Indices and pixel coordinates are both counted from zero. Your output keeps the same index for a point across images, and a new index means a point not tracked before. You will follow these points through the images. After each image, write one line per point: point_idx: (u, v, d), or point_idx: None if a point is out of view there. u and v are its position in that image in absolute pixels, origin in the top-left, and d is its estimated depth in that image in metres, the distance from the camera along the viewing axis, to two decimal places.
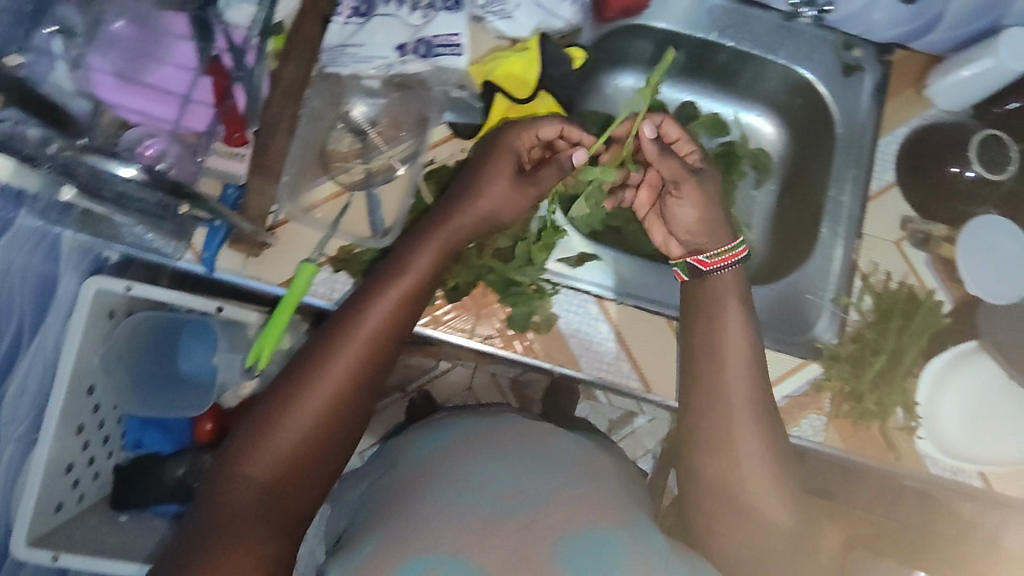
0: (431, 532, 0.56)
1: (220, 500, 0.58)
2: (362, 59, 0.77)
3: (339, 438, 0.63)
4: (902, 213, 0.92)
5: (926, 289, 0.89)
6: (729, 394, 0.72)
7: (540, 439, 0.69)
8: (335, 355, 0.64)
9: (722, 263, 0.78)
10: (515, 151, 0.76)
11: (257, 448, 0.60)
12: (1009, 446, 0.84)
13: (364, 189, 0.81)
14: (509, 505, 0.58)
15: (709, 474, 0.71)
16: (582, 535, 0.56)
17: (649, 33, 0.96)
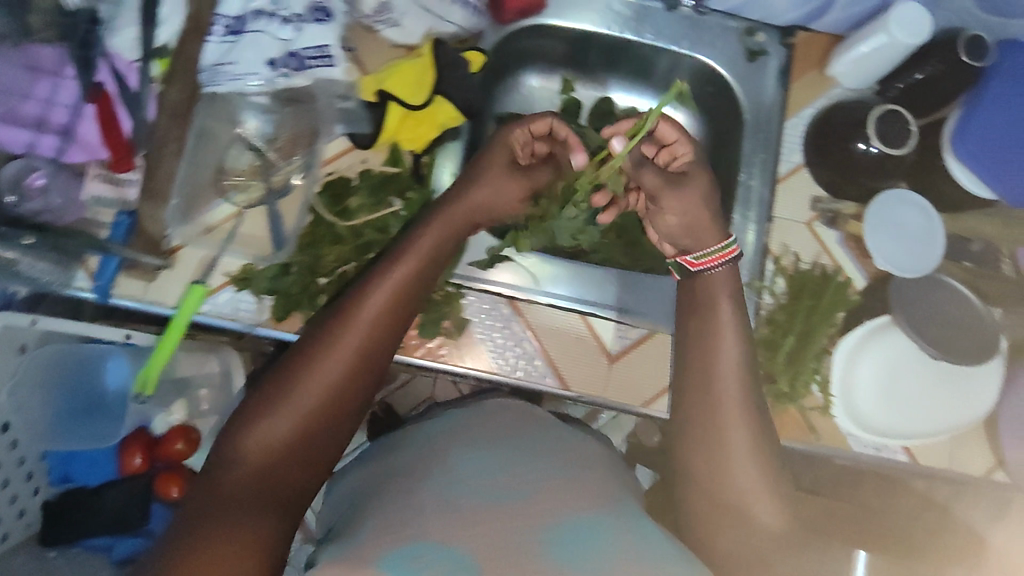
0: (426, 522, 0.68)
1: (223, 479, 0.66)
2: (233, 73, 0.68)
3: (326, 431, 0.70)
4: (812, 193, 0.93)
5: (839, 267, 0.90)
6: (721, 395, 0.78)
7: (536, 440, 0.86)
8: (338, 344, 0.71)
9: (711, 263, 0.83)
10: (510, 146, 0.84)
11: (255, 435, 0.67)
12: (922, 415, 0.86)
13: (264, 204, 0.81)
14: (501, 493, 0.72)
15: (696, 464, 0.78)
16: (562, 524, 0.68)
17: (553, 31, 0.97)
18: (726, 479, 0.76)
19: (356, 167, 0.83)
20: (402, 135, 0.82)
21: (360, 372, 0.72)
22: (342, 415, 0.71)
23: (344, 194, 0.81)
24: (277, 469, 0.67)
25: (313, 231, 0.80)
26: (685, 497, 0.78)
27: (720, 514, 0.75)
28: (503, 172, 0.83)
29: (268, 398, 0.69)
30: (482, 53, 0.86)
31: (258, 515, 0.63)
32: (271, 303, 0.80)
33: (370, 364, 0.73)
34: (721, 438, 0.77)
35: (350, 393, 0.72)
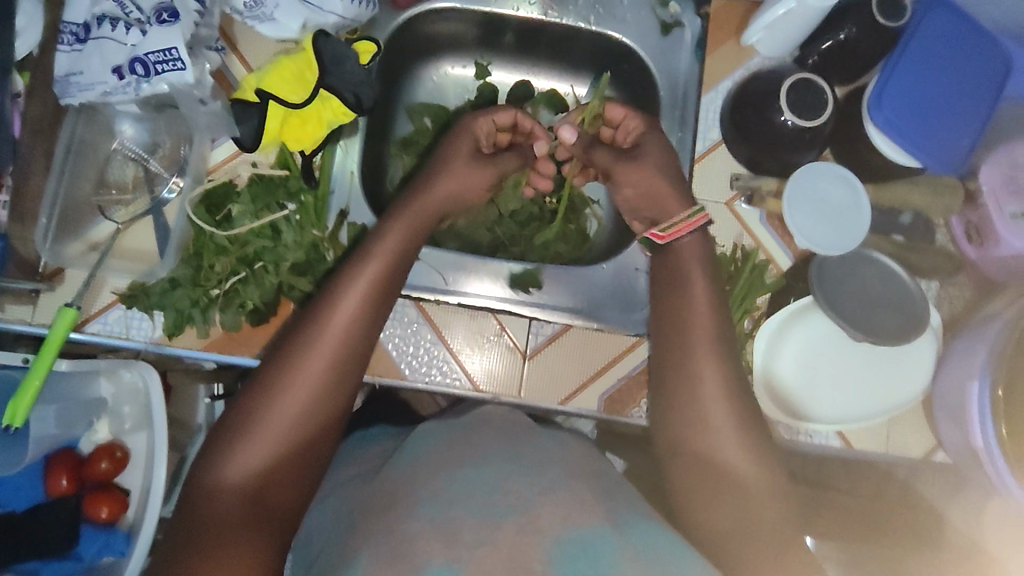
0: (422, 545, 0.56)
1: (205, 510, 0.60)
2: (86, 85, 0.65)
3: (312, 443, 0.65)
4: (732, 171, 0.89)
5: (760, 248, 0.86)
6: (703, 372, 0.70)
7: (530, 440, 0.71)
8: (307, 354, 0.65)
9: (677, 232, 0.78)
10: (473, 134, 0.83)
11: (236, 457, 0.62)
12: (849, 399, 0.83)
13: (149, 216, 0.78)
14: (499, 509, 0.59)
15: (694, 450, 0.68)
16: (572, 541, 0.56)
17: (457, 14, 0.91)
18: (744, 489, 0.65)
19: (245, 170, 0.80)
20: (286, 135, 0.78)
21: (341, 375, 0.67)
22: (327, 423, 0.66)
23: (227, 202, 0.77)
24: (267, 489, 0.62)
25: (196, 241, 0.76)
26: (700, 519, 0.65)
27: (741, 535, 0.63)
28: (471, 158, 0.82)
29: (244, 414, 0.63)
30: (376, 45, 0.83)
31: (247, 543, 0.58)
32: (161, 319, 0.76)
33: (349, 366, 0.67)
34: (719, 449, 0.67)
35: (335, 399, 0.66)
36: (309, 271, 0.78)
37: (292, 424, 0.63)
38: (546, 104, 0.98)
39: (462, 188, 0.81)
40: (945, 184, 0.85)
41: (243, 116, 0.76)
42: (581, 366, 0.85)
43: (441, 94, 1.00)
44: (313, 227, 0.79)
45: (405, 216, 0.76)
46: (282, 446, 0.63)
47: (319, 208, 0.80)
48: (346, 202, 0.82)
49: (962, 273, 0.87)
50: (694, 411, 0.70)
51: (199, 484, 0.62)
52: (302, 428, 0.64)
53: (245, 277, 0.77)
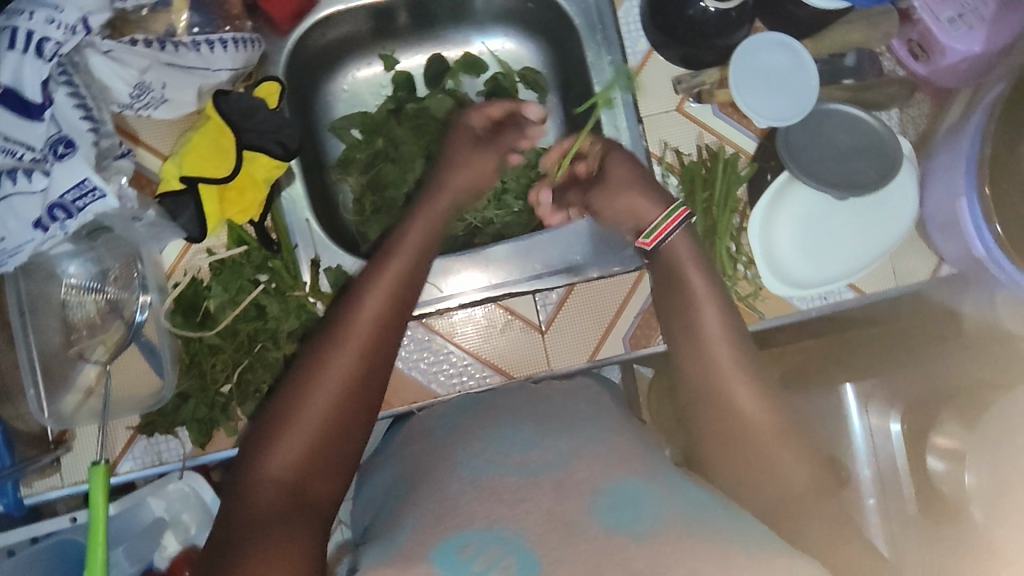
0: (467, 505, 0.58)
1: (248, 501, 0.56)
2: (12, 249, 0.64)
3: (353, 437, 0.62)
4: (672, 75, 0.88)
5: (723, 141, 0.87)
6: (711, 348, 0.68)
7: (548, 400, 0.73)
8: (346, 337, 0.64)
9: (666, 228, 0.75)
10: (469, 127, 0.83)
11: (280, 444, 0.59)
12: (852, 253, 0.85)
13: (131, 343, 0.75)
14: (533, 467, 0.60)
15: (718, 433, 0.65)
16: (611, 490, 0.57)
17: (346, 15, 0.87)
18: (739, 414, 0.65)
19: (204, 261, 0.77)
20: (230, 212, 0.75)
21: (380, 358, 0.65)
22: (363, 414, 0.63)
23: (200, 300, 0.75)
24: (306, 479, 0.58)
25: (188, 349, 0.75)
26: (704, 429, 0.66)
27: (742, 450, 0.64)
28: (475, 158, 0.82)
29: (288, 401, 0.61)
30: (277, 82, 0.78)
31: (286, 526, 0.54)
32: (187, 434, 0.75)
33: (388, 343, 0.66)
34: (721, 372, 0.67)
35: (372, 389, 0.64)
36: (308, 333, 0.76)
37: (342, 397, 0.61)
38: (465, 70, 0.97)
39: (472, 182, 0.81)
40: (878, 12, 0.85)
41: (175, 217, 0.73)
42: (595, 319, 0.85)
43: (358, 100, 0.96)
44: (293, 289, 0.77)
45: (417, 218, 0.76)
46: (325, 425, 0.60)
47: (290, 268, 0.77)
48: (315, 250, 0.78)
49: (917, 92, 0.89)
50: (697, 351, 0.69)
51: (239, 481, 0.58)
52: (340, 417, 0.61)
53: (250, 363, 0.75)
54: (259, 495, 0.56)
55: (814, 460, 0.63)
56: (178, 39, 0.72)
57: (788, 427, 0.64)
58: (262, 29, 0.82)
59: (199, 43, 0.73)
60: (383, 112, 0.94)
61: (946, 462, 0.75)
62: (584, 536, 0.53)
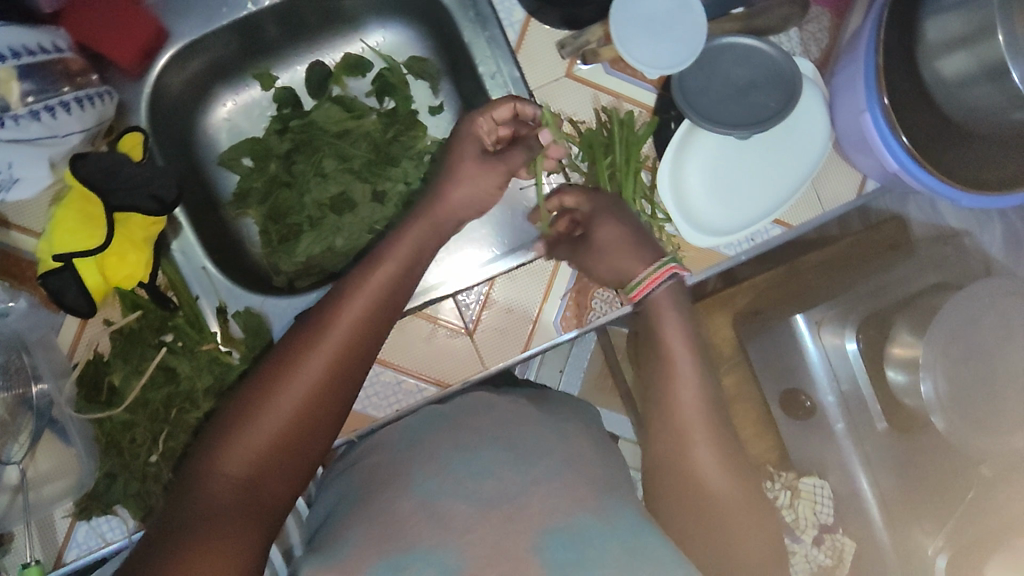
0: (414, 527, 0.60)
1: (198, 494, 0.59)
2: None
3: (315, 439, 0.64)
4: (555, 40, 0.83)
5: (621, 99, 0.83)
6: (684, 413, 0.70)
7: (487, 417, 0.73)
8: (320, 342, 0.65)
9: (654, 282, 0.76)
10: (475, 137, 0.76)
11: (237, 441, 0.61)
12: (767, 189, 0.82)
13: (45, 434, 0.70)
14: (486, 496, 0.62)
15: (678, 495, 0.69)
16: (559, 529, 0.59)
17: (203, 44, 0.82)
18: (703, 484, 0.68)
19: (103, 334, 0.74)
20: (116, 280, 0.72)
21: (351, 366, 0.66)
22: (326, 421, 0.64)
23: (102, 377, 0.73)
24: (262, 477, 0.61)
25: (102, 429, 0.73)
26: (666, 486, 0.70)
27: (702, 517, 0.67)
28: (475, 172, 0.75)
29: (251, 401, 0.62)
30: (139, 131, 0.74)
31: (238, 524, 0.57)
32: (127, 511, 0.73)
33: (365, 349, 0.67)
34: (691, 440, 0.69)
35: (338, 400, 0.65)
36: (223, 386, 0.75)
37: (308, 400, 0.63)
38: (347, 73, 0.92)
39: (478, 193, 0.76)
40: None
41: (61, 296, 0.70)
42: (521, 311, 0.82)
43: (242, 130, 0.92)
44: (201, 343, 0.75)
45: (414, 226, 0.73)
46: (285, 426, 0.62)
47: (193, 322, 0.74)
48: (218, 298, 0.76)
49: (813, 7, 0.84)
50: (667, 407, 0.72)
51: (193, 471, 0.61)
52: (300, 423, 0.62)
53: (169, 432, 0.74)
54: (209, 491, 0.58)
55: (765, 522, 0.68)
56: (16, 109, 0.64)
57: (749, 490, 0.69)
58: (114, 79, 0.77)
59: (39, 111, 0.66)
60: (270, 134, 0.89)
61: (907, 373, 0.89)
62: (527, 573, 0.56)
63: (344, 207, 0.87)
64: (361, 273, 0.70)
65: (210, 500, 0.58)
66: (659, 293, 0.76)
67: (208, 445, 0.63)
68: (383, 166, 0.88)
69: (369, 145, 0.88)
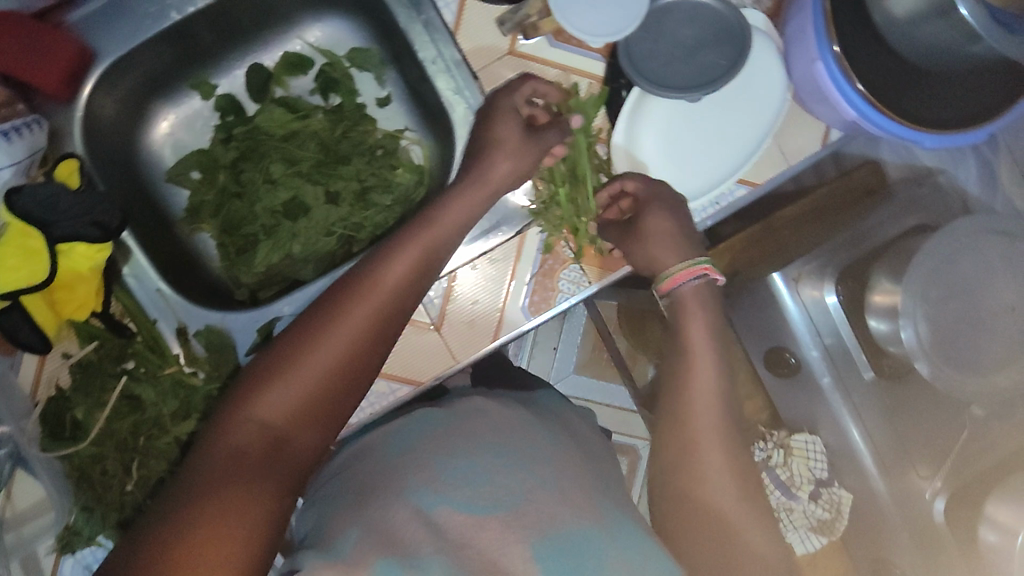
0: (413, 534, 0.59)
1: (225, 443, 0.60)
2: None
3: (342, 401, 0.65)
4: (494, 17, 0.80)
5: (569, 70, 0.81)
6: (697, 420, 0.73)
7: (481, 424, 0.72)
8: (355, 308, 0.66)
9: (690, 274, 0.78)
10: (513, 113, 0.75)
11: (268, 397, 0.62)
12: (726, 150, 0.79)
13: (22, 470, 0.71)
14: (485, 505, 0.62)
15: (680, 488, 0.72)
16: (556, 535, 0.60)
17: (131, 59, 0.78)
18: (705, 482, 0.71)
19: (62, 367, 0.74)
20: (67, 311, 0.71)
21: (382, 333, 0.67)
22: (358, 379, 0.66)
23: (64, 412, 0.72)
24: (289, 428, 0.62)
25: (72, 464, 0.72)
26: (669, 477, 0.73)
27: (699, 513, 0.70)
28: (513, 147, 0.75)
29: (283, 358, 0.63)
30: (73, 159, 0.72)
31: (258, 472, 0.59)
32: (110, 541, 0.73)
33: (397, 318, 0.68)
34: (700, 440, 0.72)
35: (371, 360, 0.66)
36: (191, 408, 0.74)
37: (339, 362, 0.64)
38: (288, 72, 0.89)
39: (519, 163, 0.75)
40: None
41: (10, 334, 0.68)
42: (487, 301, 0.81)
43: (186, 144, 0.90)
44: (164, 366, 0.74)
45: (442, 216, 0.72)
46: (315, 386, 0.63)
47: (153, 346, 0.73)
48: (178, 318, 0.75)
49: None
50: (681, 410, 0.74)
51: (221, 423, 0.62)
52: (332, 385, 0.64)
53: (141, 459, 0.72)
54: (236, 443, 0.60)
55: (762, 520, 0.71)
56: None
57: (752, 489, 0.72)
58: (43, 107, 0.74)
59: None
60: (216, 144, 0.87)
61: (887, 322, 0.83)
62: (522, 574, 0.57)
63: (298, 212, 0.85)
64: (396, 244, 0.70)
65: (236, 451, 0.60)
66: (682, 292, 0.78)
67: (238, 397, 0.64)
68: (334, 165, 0.86)
69: (317, 145, 0.86)
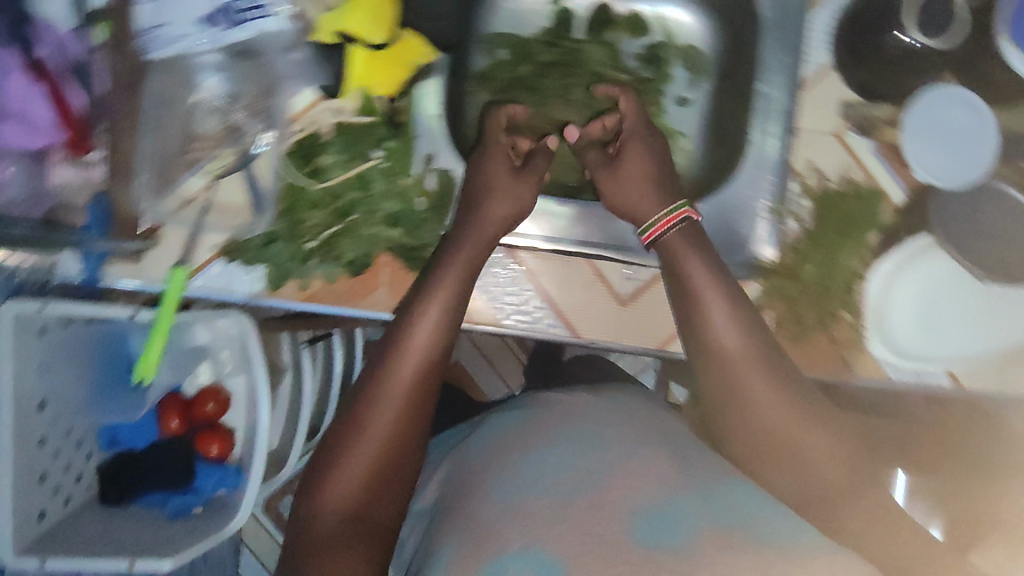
0: (502, 529, 0.60)
1: (310, 530, 0.64)
2: (177, 36, 0.69)
3: (404, 458, 0.68)
4: (840, 97, 0.82)
5: (871, 179, 0.81)
6: (734, 369, 0.70)
7: (579, 416, 0.73)
8: (391, 369, 0.69)
9: (666, 224, 0.76)
10: (502, 150, 0.80)
11: (335, 482, 0.65)
12: (963, 341, 0.77)
13: (241, 170, 0.77)
14: (566, 488, 0.62)
15: (746, 443, 0.68)
16: (642, 510, 0.58)
17: None
18: (761, 413, 0.68)
19: (328, 118, 0.79)
20: (372, 80, 0.77)
21: (423, 390, 0.69)
22: (409, 445, 0.68)
23: (315, 152, 0.77)
24: (364, 508, 0.65)
25: (290, 194, 0.76)
26: (728, 431, 0.70)
27: (788, 456, 0.66)
28: (507, 181, 0.77)
29: (344, 436, 0.67)
30: None
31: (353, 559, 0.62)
32: (263, 272, 0.78)
33: (433, 371, 0.70)
34: (743, 376, 0.69)
35: (414, 432, 0.68)
36: (402, 222, 0.78)
37: (390, 432, 0.67)
38: (626, 27, 0.93)
39: (510, 213, 0.77)
40: None
41: (327, 62, 0.76)
42: None
43: (519, 22, 0.95)
44: (402, 174, 0.78)
45: (464, 254, 0.74)
46: (377, 460, 0.66)
47: (407, 153, 0.78)
48: (434, 147, 0.80)
49: None
50: (708, 348, 0.72)
51: (303, 506, 0.66)
52: (388, 456, 0.66)
53: (341, 230, 0.77)
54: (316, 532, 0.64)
55: (821, 438, 0.66)
56: None
57: (834, 438, 0.67)
58: None
59: None
60: (539, 41, 0.91)
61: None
62: (622, 557, 0.55)
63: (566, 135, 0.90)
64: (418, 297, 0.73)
65: (318, 538, 0.63)
66: (667, 237, 0.76)
67: (313, 475, 0.68)
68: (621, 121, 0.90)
69: (613, 97, 0.91)
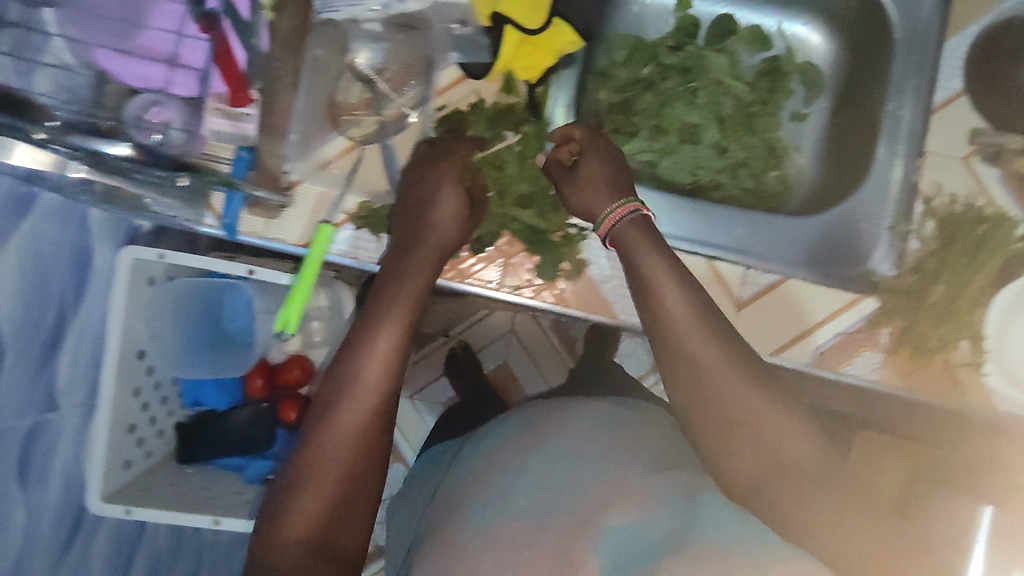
0: (472, 555, 0.54)
1: (272, 558, 0.60)
2: (353, 0, 0.73)
3: (367, 480, 0.65)
4: (970, 124, 0.84)
5: (996, 206, 0.83)
6: (714, 383, 0.65)
7: (552, 433, 0.66)
8: (351, 384, 0.65)
9: (614, 217, 0.73)
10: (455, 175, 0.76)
11: (296, 507, 0.61)
12: None
13: (380, 143, 0.80)
14: (537, 511, 0.57)
15: (746, 459, 0.63)
16: (614, 533, 0.54)
17: None
18: (760, 426, 0.63)
19: (469, 98, 0.82)
20: (521, 64, 0.78)
21: (386, 404, 0.66)
22: (372, 464, 0.65)
23: (460, 128, 0.81)
24: (324, 535, 0.61)
25: None
26: (705, 446, 0.66)
27: (771, 461, 0.63)
28: (457, 207, 0.75)
29: (306, 457, 0.63)
30: None
31: None
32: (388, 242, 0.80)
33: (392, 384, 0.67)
34: (720, 386, 0.65)
35: (374, 452, 0.65)
36: (531, 203, 0.82)
37: (349, 449, 0.63)
38: (749, 41, 0.90)
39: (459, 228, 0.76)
40: None
41: (485, 41, 0.78)
42: (793, 319, 0.84)
43: (642, 26, 0.95)
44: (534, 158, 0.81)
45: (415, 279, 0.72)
46: (335, 482, 0.62)
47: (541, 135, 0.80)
48: None
49: None
50: (688, 361, 0.67)
51: (262, 540, 0.62)
52: (351, 477, 0.63)
53: None
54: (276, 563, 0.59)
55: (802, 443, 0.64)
56: None
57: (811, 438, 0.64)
58: None
59: None
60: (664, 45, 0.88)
61: None
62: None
63: (687, 138, 0.88)
64: (379, 306, 0.70)
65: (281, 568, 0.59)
66: (619, 228, 0.73)
67: (272, 506, 0.63)
68: (741, 128, 0.89)
69: (735, 105, 0.88)
